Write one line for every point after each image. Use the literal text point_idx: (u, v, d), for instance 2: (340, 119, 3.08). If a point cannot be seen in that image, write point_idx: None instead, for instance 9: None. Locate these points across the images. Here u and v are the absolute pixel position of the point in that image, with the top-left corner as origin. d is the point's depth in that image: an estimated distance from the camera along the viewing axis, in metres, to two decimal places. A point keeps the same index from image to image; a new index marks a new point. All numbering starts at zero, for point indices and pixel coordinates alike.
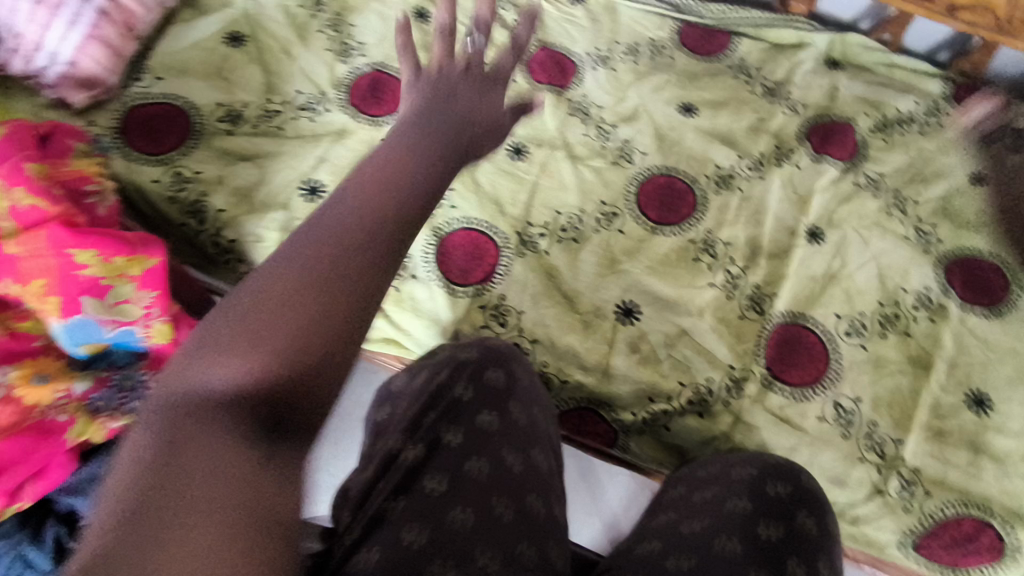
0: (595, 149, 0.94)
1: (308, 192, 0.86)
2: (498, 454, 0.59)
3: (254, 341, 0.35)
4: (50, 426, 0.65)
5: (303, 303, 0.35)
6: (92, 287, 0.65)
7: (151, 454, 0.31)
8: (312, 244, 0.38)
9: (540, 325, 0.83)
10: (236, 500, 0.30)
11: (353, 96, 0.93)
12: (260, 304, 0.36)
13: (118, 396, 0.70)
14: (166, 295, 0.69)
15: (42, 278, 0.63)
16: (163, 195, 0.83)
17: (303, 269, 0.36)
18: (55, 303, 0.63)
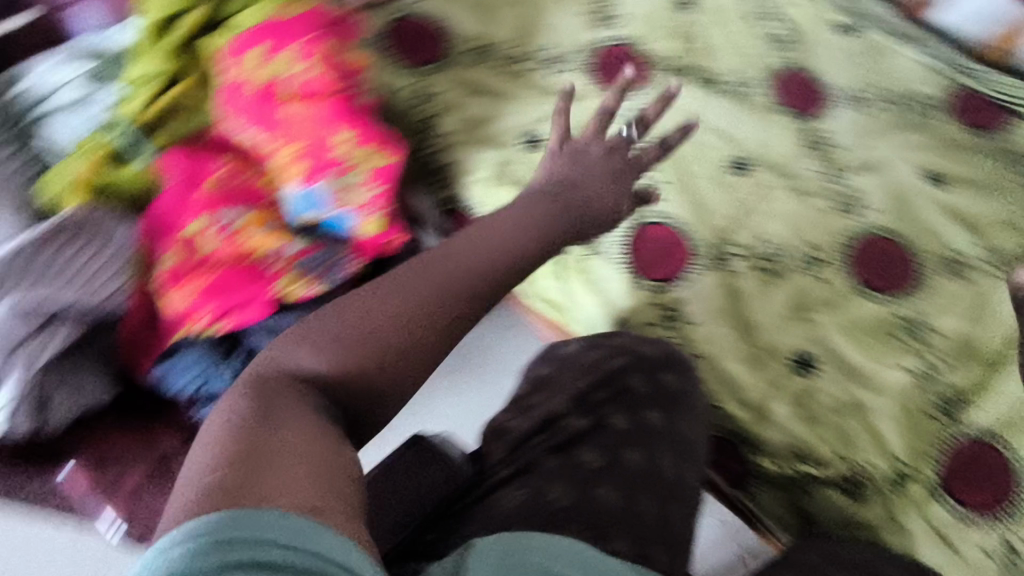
0: (821, 188, 0.88)
1: (527, 144, 0.87)
2: (655, 454, 0.59)
3: (339, 340, 0.47)
4: (262, 271, 0.75)
5: (351, 351, 0.47)
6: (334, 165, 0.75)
7: (269, 391, 0.44)
8: (360, 304, 0.49)
9: (710, 343, 0.83)
10: (310, 450, 0.41)
11: (598, 64, 0.93)
12: (352, 313, 0.48)
13: (321, 264, 0.77)
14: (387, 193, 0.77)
15: (301, 143, 0.76)
16: (404, 105, 0.88)
17: (362, 327, 0.48)
18: (305, 167, 0.76)
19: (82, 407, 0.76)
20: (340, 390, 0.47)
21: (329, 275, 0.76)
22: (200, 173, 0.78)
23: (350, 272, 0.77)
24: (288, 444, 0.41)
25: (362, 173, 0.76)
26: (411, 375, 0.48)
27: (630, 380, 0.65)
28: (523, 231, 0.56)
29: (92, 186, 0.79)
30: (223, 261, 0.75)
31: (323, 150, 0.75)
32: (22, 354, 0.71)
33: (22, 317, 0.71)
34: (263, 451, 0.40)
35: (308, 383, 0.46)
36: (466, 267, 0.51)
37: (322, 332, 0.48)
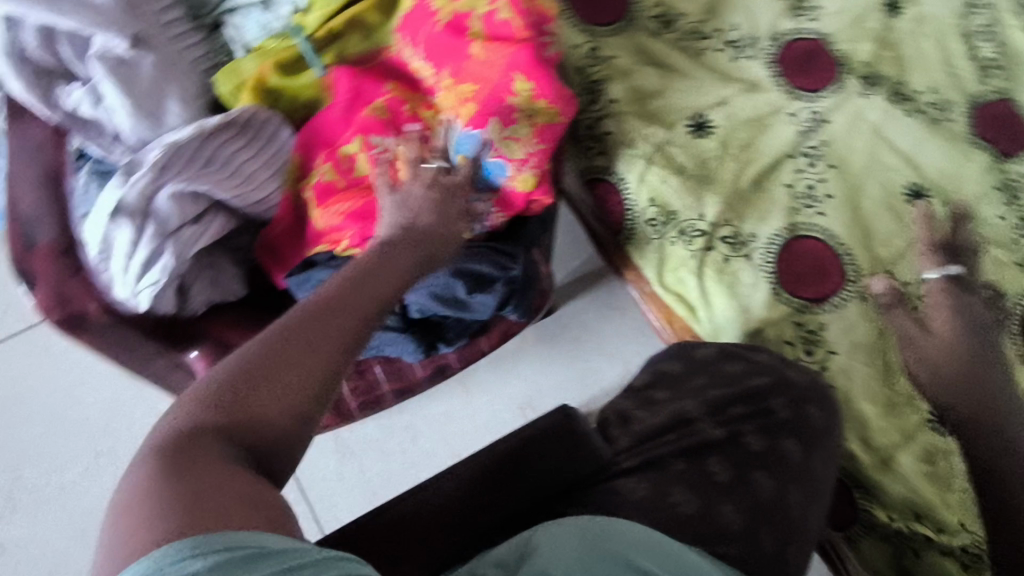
0: (1005, 236, 0.82)
1: (694, 128, 0.83)
2: (785, 483, 0.57)
3: (215, 402, 0.46)
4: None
5: (232, 404, 0.46)
6: (503, 113, 0.69)
7: (167, 452, 0.43)
8: (241, 362, 0.47)
9: (845, 373, 0.78)
10: (223, 486, 0.41)
11: (784, 55, 0.87)
12: (228, 378, 0.47)
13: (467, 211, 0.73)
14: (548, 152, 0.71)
15: (475, 85, 0.70)
16: (577, 61, 0.84)
17: (254, 376, 0.47)
18: (470, 110, 0.70)
19: (217, 301, 0.76)
20: (244, 437, 0.45)
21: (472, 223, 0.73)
22: (367, 95, 0.76)
23: (492, 225, 0.74)
24: (208, 482, 0.41)
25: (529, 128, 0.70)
26: (310, 415, 0.48)
27: (773, 404, 0.61)
28: (387, 272, 0.58)
29: (258, 87, 0.76)
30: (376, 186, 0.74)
31: (500, 94, 0.69)
32: (176, 242, 0.68)
33: (181, 203, 0.68)
34: (190, 497, 0.39)
35: (213, 437, 0.44)
36: (337, 311, 0.51)
37: (212, 393, 0.46)
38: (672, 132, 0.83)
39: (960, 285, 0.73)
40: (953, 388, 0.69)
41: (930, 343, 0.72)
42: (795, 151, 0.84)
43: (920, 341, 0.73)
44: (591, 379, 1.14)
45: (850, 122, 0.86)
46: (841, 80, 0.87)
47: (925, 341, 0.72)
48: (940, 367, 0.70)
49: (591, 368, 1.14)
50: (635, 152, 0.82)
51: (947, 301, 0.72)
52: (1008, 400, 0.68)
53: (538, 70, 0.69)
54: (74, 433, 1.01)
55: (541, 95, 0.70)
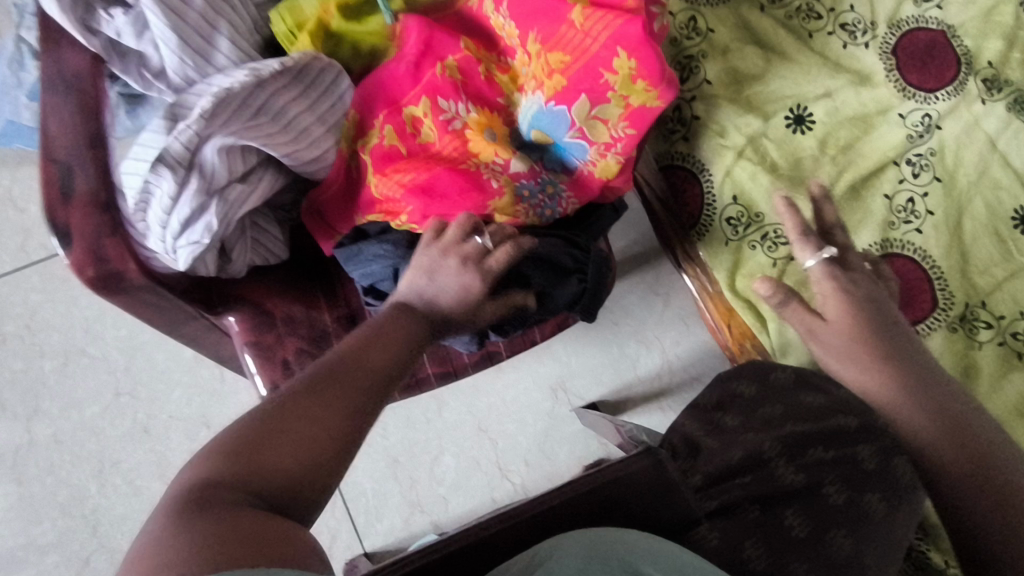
0: None
1: (793, 121, 0.75)
2: (865, 544, 0.50)
3: (232, 454, 0.42)
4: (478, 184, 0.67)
5: (247, 456, 0.42)
6: (597, 92, 0.60)
7: (181, 499, 0.38)
8: (255, 415, 0.45)
9: None
10: (249, 520, 0.37)
11: (903, 45, 0.77)
12: (245, 430, 0.44)
13: (540, 194, 0.67)
14: (638, 139, 0.63)
15: (568, 56, 0.60)
16: (671, 32, 0.76)
17: (266, 425, 0.44)
18: (559, 84, 0.61)
19: (257, 264, 0.70)
20: (258, 486, 0.41)
21: (544, 210, 0.67)
22: (438, 51, 0.67)
23: (563, 211, 0.69)
24: (233, 518, 0.36)
25: (623, 110, 0.61)
26: (324, 468, 0.44)
27: (860, 452, 0.54)
28: (409, 320, 0.56)
29: (319, 29, 0.68)
30: (440, 157, 0.67)
31: (592, 73, 0.59)
32: (223, 202, 0.62)
33: (229, 158, 0.62)
34: (221, 530, 0.35)
35: (227, 489, 0.40)
36: (355, 368, 0.50)
37: (227, 448, 0.42)
38: (768, 124, 0.75)
39: (841, 268, 0.57)
40: (904, 409, 0.52)
41: (824, 333, 0.55)
42: (900, 158, 0.77)
43: (816, 335, 0.56)
44: (625, 366, 1.09)
45: (965, 129, 0.77)
46: (962, 80, 0.77)
47: (822, 332, 0.55)
48: (850, 366, 0.54)
49: (626, 354, 1.09)
50: (725, 143, 0.75)
51: (835, 284, 0.55)
52: (952, 404, 0.52)
53: (644, 49, 0.58)
54: (92, 370, 0.98)
55: (643, 77, 0.59)
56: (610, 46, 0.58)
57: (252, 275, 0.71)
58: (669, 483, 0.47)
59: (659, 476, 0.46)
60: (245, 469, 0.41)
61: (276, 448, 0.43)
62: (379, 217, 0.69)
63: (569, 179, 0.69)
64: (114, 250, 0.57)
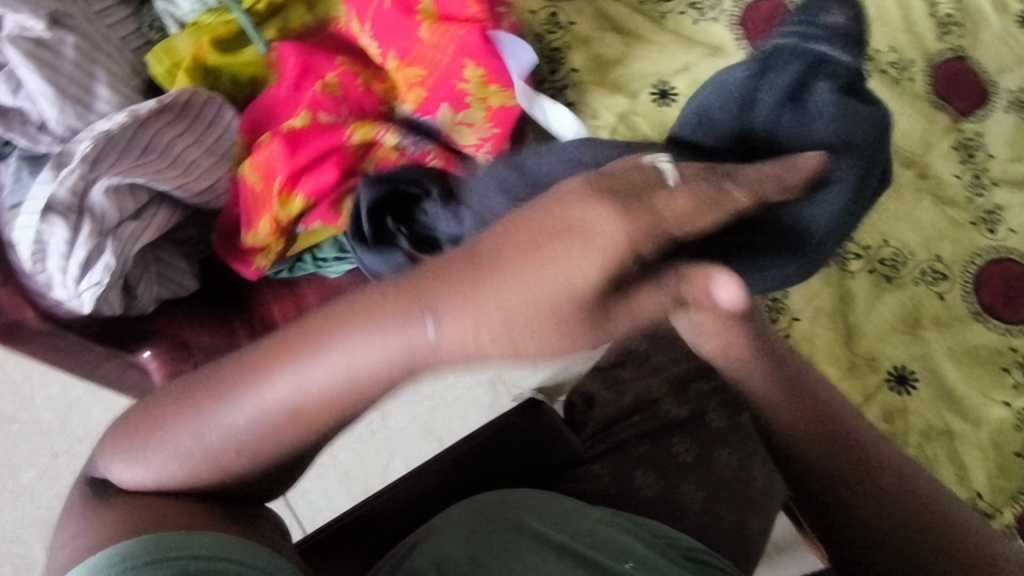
0: (963, 198, 0.83)
1: (659, 95, 0.81)
2: (749, 459, 0.55)
3: (156, 463, 0.45)
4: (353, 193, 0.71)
5: (181, 468, 0.44)
6: (457, 98, 0.66)
7: (140, 513, 0.45)
8: (175, 430, 0.43)
9: (809, 340, 0.78)
10: (196, 515, 0.45)
11: (747, 15, 0.85)
12: (171, 447, 0.44)
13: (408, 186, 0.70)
14: (502, 137, 0.67)
15: (425, 69, 0.65)
16: (535, 29, 0.82)
17: (181, 434, 0.43)
18: (418, 96, 0.66)
19: (165, 298, 0.72)
20: (207, 489, 0.46)
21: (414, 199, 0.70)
22: (315, 70, 0.72)
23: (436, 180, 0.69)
24: (177, 518, 0.44)
25: (482, 111, 0.66)
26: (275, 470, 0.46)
27: None
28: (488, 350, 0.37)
29: (196, 65, 0.72)
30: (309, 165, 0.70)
31: (450, 78, 0.65)
32: (118, 239, 0.64)
33: (118, 197, 0.64)
34: (164, 527, 0.44)
35: (173, 497, 0.46)
36: (290, 419, 0.41)
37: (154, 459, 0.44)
38: (635, 101, 0.81)
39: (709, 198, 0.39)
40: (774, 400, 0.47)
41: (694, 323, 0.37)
42: None
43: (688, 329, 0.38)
44: None
45: None
46: None
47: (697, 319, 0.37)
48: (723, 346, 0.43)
49: None
50: (599, 124, 0.81)
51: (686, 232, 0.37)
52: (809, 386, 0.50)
53: (492, 56, 0.65)
54: (24, 435, 0.97)
55: (496, 81, 0.66)
56: (462, 55, 0.65)
57: (162, 310, 0.72)
58: (552, 430, 0.52)
59: (541, 425, 0.52)
60: (188, 482, 0.45)
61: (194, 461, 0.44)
62: (270, 227, 0.69)
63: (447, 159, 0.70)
64: (8, 299, 0.61)
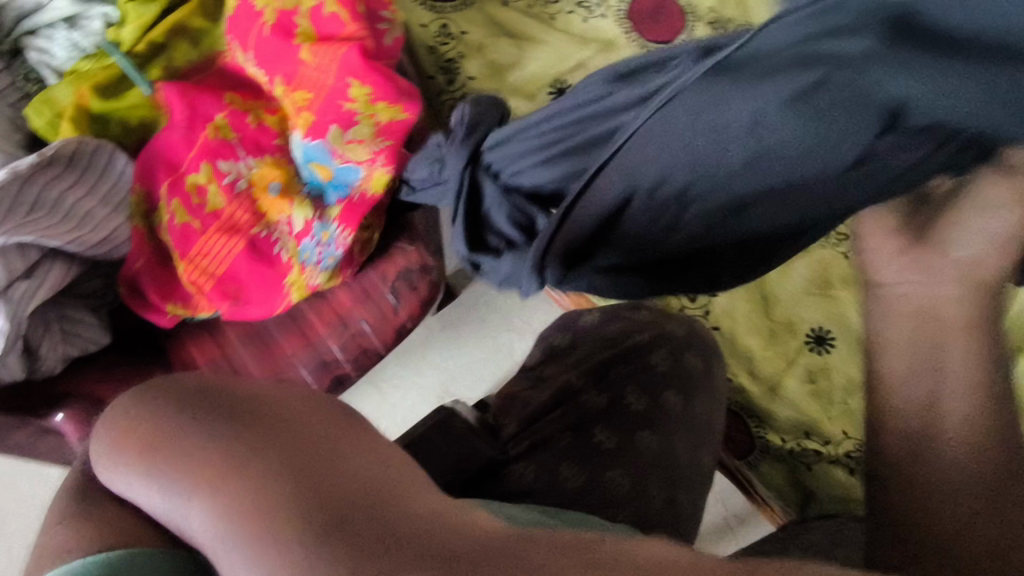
0: None
1: (556, 94, 0.84)
2: (669, 438, 0.58)
3: (147, 442, 0.31)
4: (274, 256, 0.74)
5: (159, 453, 0.31)
6: (344, 118, 0.66)
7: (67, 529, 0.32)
8: (198, 421, 0.31)
9: (728, 315, 0.81)
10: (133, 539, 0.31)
11: (634, 8, 0.88)
12: (156, 447, 0.31)
13: (319, 247, 0.73)
14: (395, 150, 0.67)
15: (309, 94, 0.67)
16: (426, 42, 0.83)
17: (186, 448, 0.30)
18: (308, 121, 0.68)
19: (74, 355, 0.70)
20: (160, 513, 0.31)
21: (326, 258, 0.74)
22: (203, 112, 0.72)
23: (344, 245, 0.72)
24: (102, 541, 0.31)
25: (370, 129, 0.67)
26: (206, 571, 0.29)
27: (652, 358, 0.62)
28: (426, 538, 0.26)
29: (78, 113, 0.70)
30: (221, 227, 0.72)
31: (333, 100, 0.66)
32: (8, 301, 0.62)
33: (5, 258, 0.62)
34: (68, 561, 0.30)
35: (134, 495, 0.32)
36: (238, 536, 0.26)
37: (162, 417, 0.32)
38: (533, 102, 0.83)
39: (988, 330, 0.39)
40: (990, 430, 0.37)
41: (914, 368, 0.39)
42: None
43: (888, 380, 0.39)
44: (498, 356, 1.12)
45: None
46: (691, 28, 0.88)
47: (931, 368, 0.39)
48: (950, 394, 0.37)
49: (496, 340, 1.13)
50: None
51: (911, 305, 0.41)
52: None
53: (370, 71, 0.66)
54: None
55: (380, 95, 0.66)
56: (343, 75, 0.66)
57: (72, 367, 0.71)
58: (462, 434, 0.52)
59: (450, 431, 0.52)
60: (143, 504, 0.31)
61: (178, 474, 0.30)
62: (207, 310, 0.74)
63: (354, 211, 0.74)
64: None
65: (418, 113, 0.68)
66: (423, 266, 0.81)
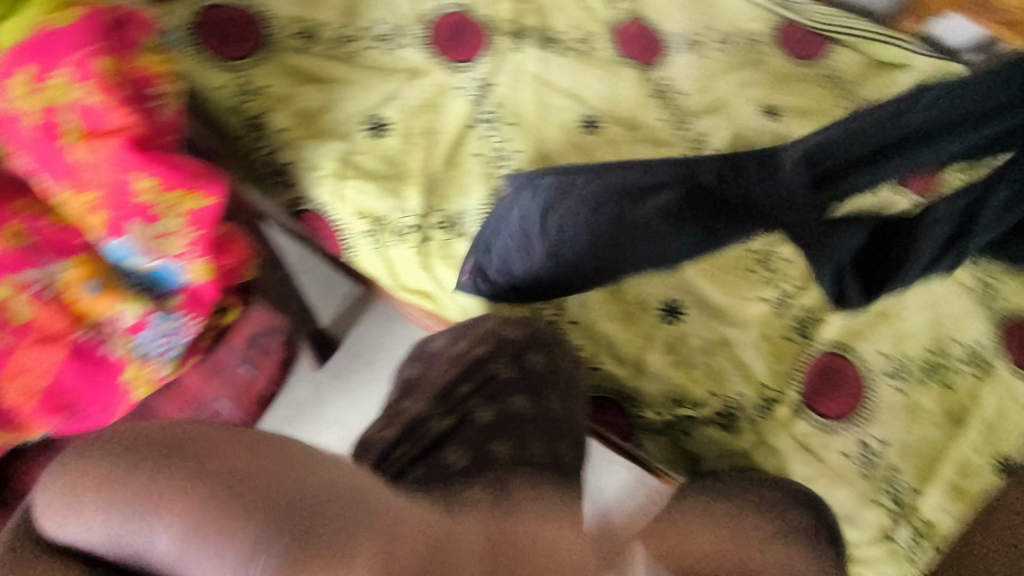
0: (670, 136, 0.93)
1: (371, 128, 0.85)
2: (523, 440, 0.58)
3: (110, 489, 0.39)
4: (102, 358, 0.71)
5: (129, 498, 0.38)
6: (142, 213, 0.67)
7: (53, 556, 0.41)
8: (128, 475, 0.39)
9: (582, 307, 0.83)
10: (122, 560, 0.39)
11: (433, 33, 0.91)
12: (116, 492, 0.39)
13: (158, 339, 0.72)
14: (209, 237, 0.68)
15: (97, 192, 0.67)
16: (226, 103, 0.82)
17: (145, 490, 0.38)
18: (103, 220, 0.68)
19: None
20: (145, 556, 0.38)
21: (168, 349, 0.72)
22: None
23: (193, 333, 0.73)
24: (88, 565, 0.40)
25: (176, 221, 0.67)
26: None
27: (493, 367, 0.63)
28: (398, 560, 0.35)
29: None
30: (37, 341, 0.69)
31: (123, 196, 0.66)
32: None
33: None
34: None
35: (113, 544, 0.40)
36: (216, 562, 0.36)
37: (101, 469, 0.40)
38: (349, 141, 0.84)
39: None
40: None
41: None
42: (474, 121, 0.89)
43: None
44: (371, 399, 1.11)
45: (513, 77, 0.92)
46: (492, 44, 0.92)
47: None
48: None
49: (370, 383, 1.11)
50: (321, 173, 0.83)
51: None
52: None
53: (157, 162, 0.65)
54: None
55: (174, 184, 0.66)
56: (126, 171, 0.65)
57: None
58: None
59: None
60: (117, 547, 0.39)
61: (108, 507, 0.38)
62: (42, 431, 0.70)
63: (185, 298, 0.72)
64: None
65: (223, 193, 0.69)
66: (272, 326, 0.82)
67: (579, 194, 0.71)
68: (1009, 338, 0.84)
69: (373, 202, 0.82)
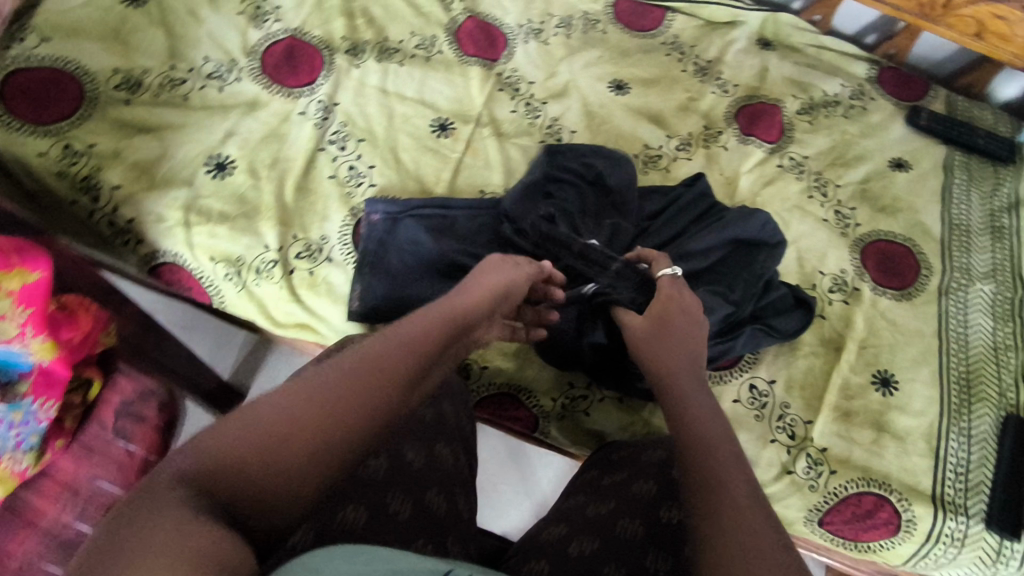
0: (523, 126, 0.94)
1: (214, 168, 0.82)
2: (398, 450, 0.60)
3: (300, 390, 0.45)
4: None
5: (314, 391, 0.45)
6: None
7: (216, 458, 0.40)
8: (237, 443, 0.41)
9: None
10: (305, 440, 0.42)
11: (266, 63, 0.90)
12: (296, 387, 0.45)
13: (11, 433, 0.65)
14: (42, 313, 0.65)
15: None
16: (50, 169, 0.78)
17: (321, 377, 0.46)
18: None
19: None
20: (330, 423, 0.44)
21: (26, 438, 0.66)
22: None
23: (49, 417, 0.68)
24: (242, 475, 0.40)
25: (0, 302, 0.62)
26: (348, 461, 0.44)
27: None
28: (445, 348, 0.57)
29: None
30: None
31: None
32: None
33: None
34: (256, 464, 0.40)
35: (286, 444, 0.42)
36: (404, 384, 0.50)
37: (220, 434, 0.41)
38: (194, 186, 0.81)
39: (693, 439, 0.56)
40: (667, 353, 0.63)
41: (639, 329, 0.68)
42: (323, 144, 0.87)
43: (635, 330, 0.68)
44: None
45: (356, 93, 0.91)
46: (330, 64, 0.92)
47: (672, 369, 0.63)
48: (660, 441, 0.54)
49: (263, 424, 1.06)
50: (168, 224, 0.79)
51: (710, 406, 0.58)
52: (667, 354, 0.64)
53: None
54: None
55: None
56: None
57: None
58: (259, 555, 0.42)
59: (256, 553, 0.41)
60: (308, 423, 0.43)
61: (156, 574, 0.30)
62: None
63: (33, 381, 0.67)
64: None
65: (47, 265, 0.66)
66: (141, 392, 0.79)
67: (451, 220, 0.84)
68: (866, 258, 0.91)
69: (227, 241, 0.79)
